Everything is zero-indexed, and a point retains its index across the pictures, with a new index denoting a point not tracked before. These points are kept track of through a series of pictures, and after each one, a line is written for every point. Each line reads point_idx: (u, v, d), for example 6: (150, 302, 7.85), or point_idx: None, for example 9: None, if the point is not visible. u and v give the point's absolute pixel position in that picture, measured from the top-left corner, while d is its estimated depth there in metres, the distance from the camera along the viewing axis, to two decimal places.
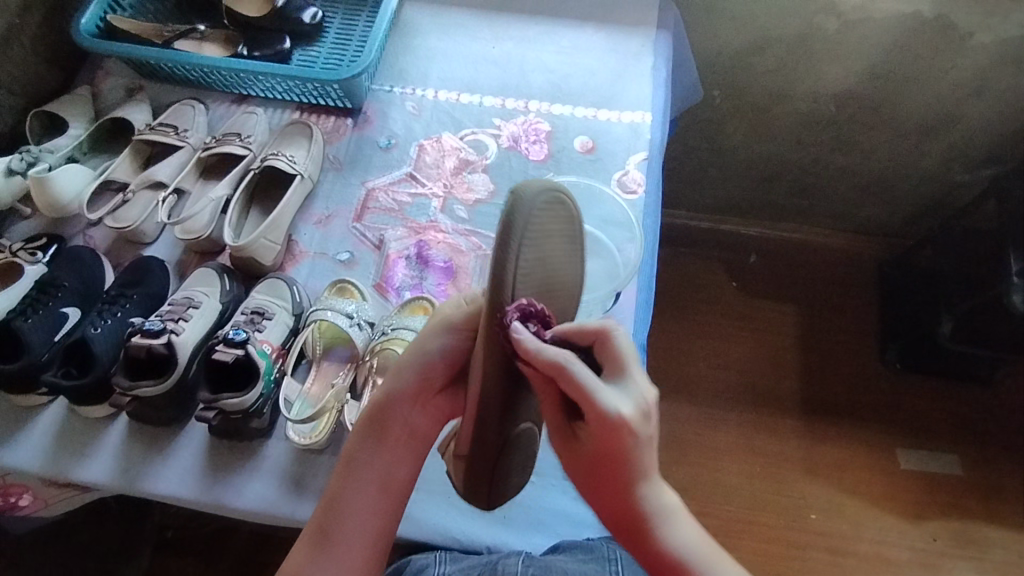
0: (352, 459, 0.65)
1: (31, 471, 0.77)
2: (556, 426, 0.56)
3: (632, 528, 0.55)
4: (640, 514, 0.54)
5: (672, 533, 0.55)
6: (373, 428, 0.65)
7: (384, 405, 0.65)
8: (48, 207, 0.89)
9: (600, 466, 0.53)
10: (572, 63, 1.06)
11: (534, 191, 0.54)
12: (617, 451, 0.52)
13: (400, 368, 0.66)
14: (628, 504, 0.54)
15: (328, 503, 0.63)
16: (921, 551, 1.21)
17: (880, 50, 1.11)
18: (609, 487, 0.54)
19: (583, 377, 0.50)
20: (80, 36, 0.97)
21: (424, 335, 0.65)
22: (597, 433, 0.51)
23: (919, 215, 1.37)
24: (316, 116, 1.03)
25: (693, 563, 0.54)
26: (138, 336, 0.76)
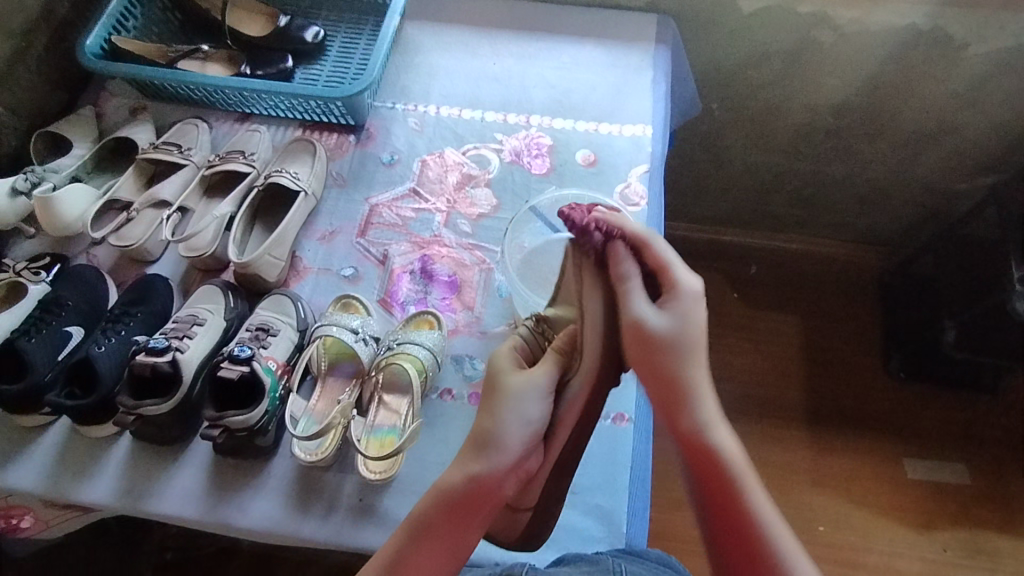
0: (428, 527, 0.59)
1: (32, 492, 0.76)
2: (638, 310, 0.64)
3: (680, 397, 0.62)
4: (686, 391, 0.62)
5: (698, 419, 0.62)
6: (466, 503, 0.59)
7: (485, 480, 0.59)
8: (52, 226, 0.89)
9: (657, 349, 0.62)
10: (572, 78, 1.07)
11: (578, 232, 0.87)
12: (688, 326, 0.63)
13: (500, 439, 0.59)
14: (675, 384, 0.62)
15: (389, 564, 0.59)
16: (932, 562, 1.19)
17: (874, 62, 1.12)
18: (665, 381, 0.62)
19: (666, 256, 0.67)
20: (84, 57, 0.98)
21: (517, 398, 0.61)
22: (671, 322, 0.63)
23: (918, 225, 1.38)
24: (318, 133, 1.04)
25: (730, 458, 0.60)
26: (144, 354, 0.75)
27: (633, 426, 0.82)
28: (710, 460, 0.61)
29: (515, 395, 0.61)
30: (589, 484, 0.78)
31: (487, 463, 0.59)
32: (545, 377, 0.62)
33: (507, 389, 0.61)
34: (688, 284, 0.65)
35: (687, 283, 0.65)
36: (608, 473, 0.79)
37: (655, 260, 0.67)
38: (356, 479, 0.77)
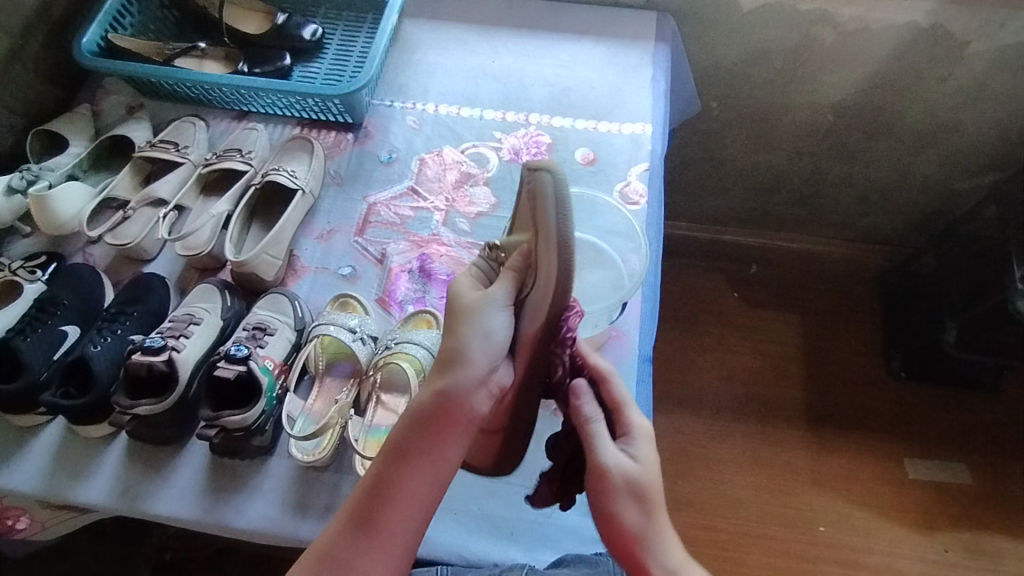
0: (409, 448, 0.60)
1: (28, 492, 0.76)
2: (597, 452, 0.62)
3: (637, 543, 0.59)
4: (648, 534, 0.59)
5: (660, 563, 0.59)
6: (439, 420, 0.59)
7: (456, 395, 0.58)
8: (47, 225, 0.88)
9: (620, 488, 0.60)
10: (572, 76, 1.06)
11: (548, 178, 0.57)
12: (643, 468, 0.61)
13: (465, 355, 0.58)
14: (637, 530, 0.59)
15: (372, 485, 0.60)
16: (933, 562, 1.19)
17: (875, 60, 1.12)
18: (628, 523, 0.59)
19: (621, 392, 0.65)
20: (81, 55, 0.97)
21: (478, 316, 0.59)
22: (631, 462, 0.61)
23: (919, 223, 1.37)
24: (316, 131, 1.03)
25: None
26: (139, 354, 0.75)
27: None
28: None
29: (475, 311, 0.59)
30: None
31: (455, 379, 0.58)
32: (502, 291, 0.60)
33: (468, 307, 0.60)
34: (641, 425, 0.64)
35: (641, 423, 0.64)
36: None
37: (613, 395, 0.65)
38: (354, 479, 0.76)
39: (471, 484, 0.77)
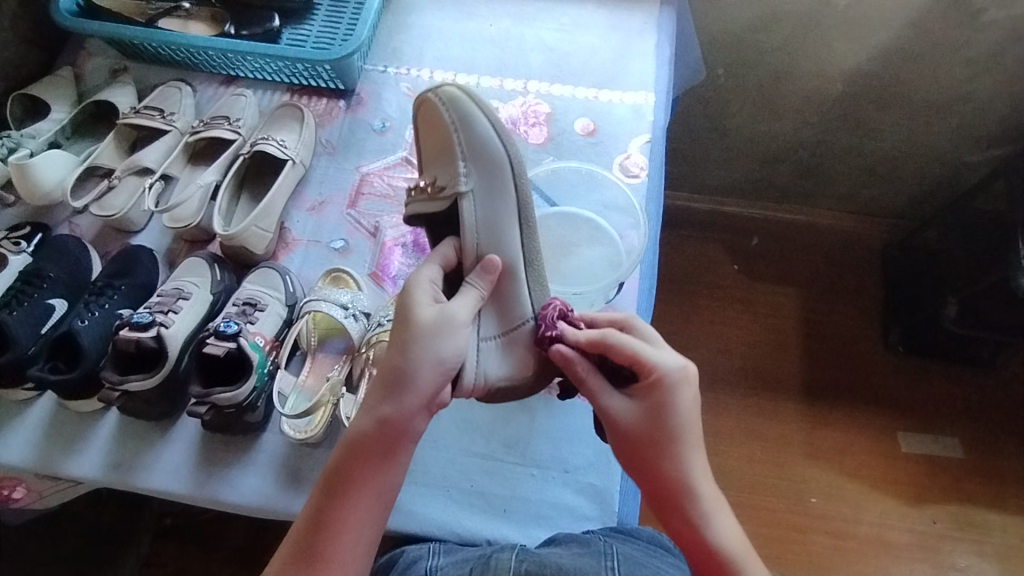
0: (343, 479, 0.58)
1: (20, 465, 0.76)
2: (612, 408, 0.62)
3: (669, 494, 0.60)
4: (684, 488, 0.60)
5: (705, 517, 0.60)
6: (378, 448, 0.58)
7: (396, 421, 0.57)
8: (30, 194, 0.86)
9: (647, 453, 0.60)
10: (573, 42, 1.02)
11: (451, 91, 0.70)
12: (667, 420, 0.60)
13: (411, 379, 0.57)
14: (671, 483, 0.60)
15: (329, 479, 0.58)
16: (922, 534, 1.20)
17: (891, 27, 1.07)
18: (664, 477, 0.60)
19: (631, 345, 0.61)
20: (60, 15, 0.94)
21: (419, 328, 0.58)
22: (648, 418, 0.60)
23: (925, 197, 1.34)
24: (307, 99, 0.99)
25: (733, 555, 0.58)
26: (127, 330, 0.73)
27: None
28: (712, 561, 0.59)
29: (435, 336, 0.58)
30: (583, 462, 0.78)
31: (396, 401, 0.57)
32: (430, 303, 0.60)
33: (423, 329, 0.58)
34: (668, 368, 0.60)
35: (660, 368, 0.60)
36: (601, 451, 0.78)
37: (624, 354, 0.61)
38: None
39: (463, 462, 0.77)
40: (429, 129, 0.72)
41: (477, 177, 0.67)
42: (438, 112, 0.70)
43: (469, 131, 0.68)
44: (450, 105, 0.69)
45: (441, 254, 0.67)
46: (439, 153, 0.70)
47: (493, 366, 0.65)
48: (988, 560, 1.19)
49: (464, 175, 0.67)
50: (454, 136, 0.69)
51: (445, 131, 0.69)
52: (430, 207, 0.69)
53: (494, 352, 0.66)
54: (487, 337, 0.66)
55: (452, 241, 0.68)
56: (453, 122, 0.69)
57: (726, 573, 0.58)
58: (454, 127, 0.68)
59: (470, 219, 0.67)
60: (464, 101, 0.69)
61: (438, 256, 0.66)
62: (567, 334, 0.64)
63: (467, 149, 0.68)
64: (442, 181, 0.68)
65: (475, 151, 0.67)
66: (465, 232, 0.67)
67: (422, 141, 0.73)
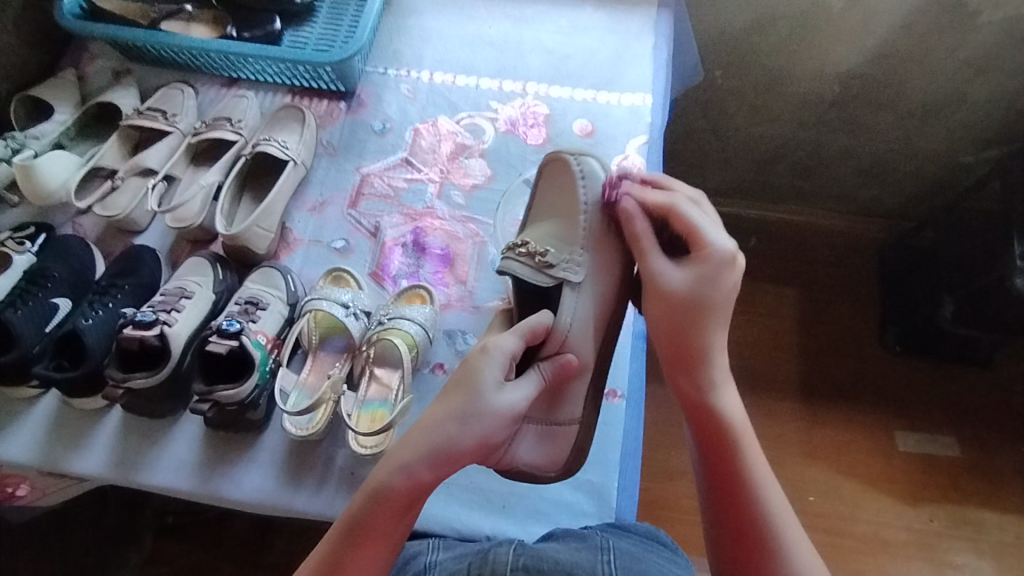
0: (365, 530, 0.56)
1: (25, 462, 0.76)
2: (660, 261, 0.67)
3: (687, 352, 0.64)
4: (702, 353, 0.63)
5: (717, 386, 0.64)
6: (403, 508, 0.56)
7: (429, 485, 0.56)
8: (35, 195, 0.87)
9: (679, 312, 0.64)
10: (570, 43, 1.03)
11: (592, 165, 0.75)
12: (708, 288, 0.63)
13: (455, 450, 0.55)
14: (694, 341, 0.63)
15: (349, 525, 0.57)
16: (918, 531, 1.21)
17: (886, 28, 1.08)
18: (688, 332, 0.63)
19: (691, 218, 0.66)
20: (64, 18, 0.95)
21: (485, 406, 0.56)
22: (687, 286, 0.64)
23: (921, 197, 1.35)
24: (308, 100, 1.00)
25: (732, 423, 0.63)
26: (131, 328, 0.74)
27: (625, 402, 0.82)
28: (711, 424, 0.63)
29: (493, 418, 0.56)
30: (581, 460, 0.79)
31: (436, 471, 0.56)
32: (504, 393, 0.58)
33: (485, 408, 0.56)
34: (719, 247, 0.64)
35: (719, 243, 0.64)
36: (599, 448, 0.79)
37: (683, 225, 0.67)
38: (348, 452, 0.77)
39: None
40: (556, 192, 0.76)
41: (588, 269, 0.71)
42: (570, 178, 0.75)
43: (600, 215, 0.73)
44: (586, 180, 0.74)
45: (529, 327, 0.64)
46: (556, 221, 0.74)
47: (527, 452, 0.64)
48: (984, 557, 1.20)
49: (577, 264, 0.70)
50: (581, 212, 0.73)
51: (572, 205, 0.74)
52: (535, 277, 0.69)
53: (532, 438, 0.65)
54: (529, 419, 0.66)
55: (545, 317, 0.66)
56: (589, 197, 0.73)
57: (721, 436, 0.62)
58: (584, 203, 0.73)
59: (568, 310, 0.69)
60: (602, 182, 0.74)
61: (525, 332, 0.63)
62: (634, 193, 0.71)
63: (591, 234, 0.72)
64: (554, 259, 0.70)
65: (594, 242, 0.72)
66: (563, 317, 0.68)
67: (540, 200, 0.77)
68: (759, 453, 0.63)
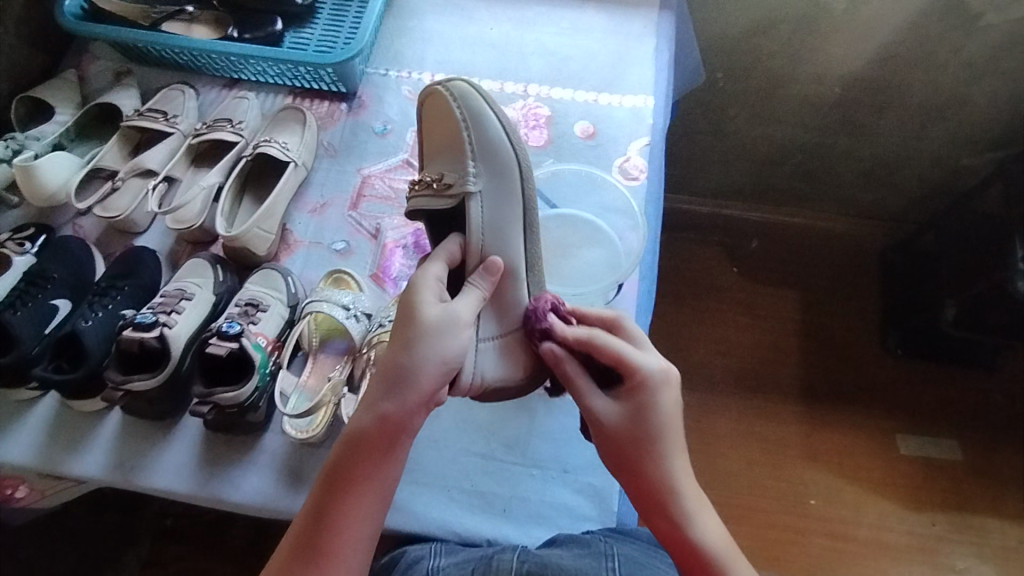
0: (342, 475, 0.57)
1: (23, 464, 0.76)
2: (596, 403, 0.62)
3: (653, 495, 0.59)
4: (668, 489, 0.58)
5: (696, 519, 0.58)
6: (378, 444, 0.57)
7: (396, 418, 0.57)
8: (34, 196, 0.87)
9: (630, 449, 0.60)
10: (572, 45, 1.03)
11: (455, 87, 0.73)
12: (649, 422, 0.60)
13: (411, 380, 0.57)
14: (658, 479, 0.58)
15: (329, 477, 0.58)
16: (920, 535, 1.21)
17: (888, 31, 1.08)
18: (648, 477, 0.59)
19: (618, 346, 0.62)
20: (64, 19, 0.95)
21: (423, 327, 0.58)
22: (628, 417, 0.60)
23: (923, 200, 1.35)
24: (309, 102, 1.00)
25: (716, 554, 0.56)
26: (130, 330, 0.74)
27: None
28: (694, 559, 0.57)
29: (440, 333, 0.58)
30: (582, 463, 0.78)
31: (397, 399, 0.57)
32: (435, 311, 0.59)
33: (427, 326, 0.58)
34: (650, 367, 0.61)
35: (644, 368, 0.61)
36: (600, 452, 0.79)
37: (611, 352, 0.62)
38: None
39: (463, 461, 0.78)
40: (438, 122, 0.73)
41: (485, 176, 0.70)
42: (445, 105, 0.73)
43: (480, 130, 0.71)
44: (455, 101, 0.72)
45: (446, 250, 0.68)
46: (444, 147, 0.72)
47: (489, 367, 0.69)
48: (986, 562, 1.19)
49: (473, 175, 0.70)
50: (468, 131, 0.71)
51: (453, 125, 0.72)
52: (436, 203, 0.70)
53: (491, 352, 0.69)
54: (483, 335, 0.69)
55: (457, 238, 0.70)
56: (464, 115, 0.71)
57: (710, 574, 0.56)
58: (463, 121, 0.71)
59: (477, 220, 0.69)
60: (475, 99, 0.72)
61: (444, 255, 0.67)
62: (558, 328, 0.66)
63: (477, 147, 0.71)
64: (451, 178, 0.70)
65: (485, 150, 0.70)
66: (472, 231, 0.69)
67: (426, 134, 0.75)
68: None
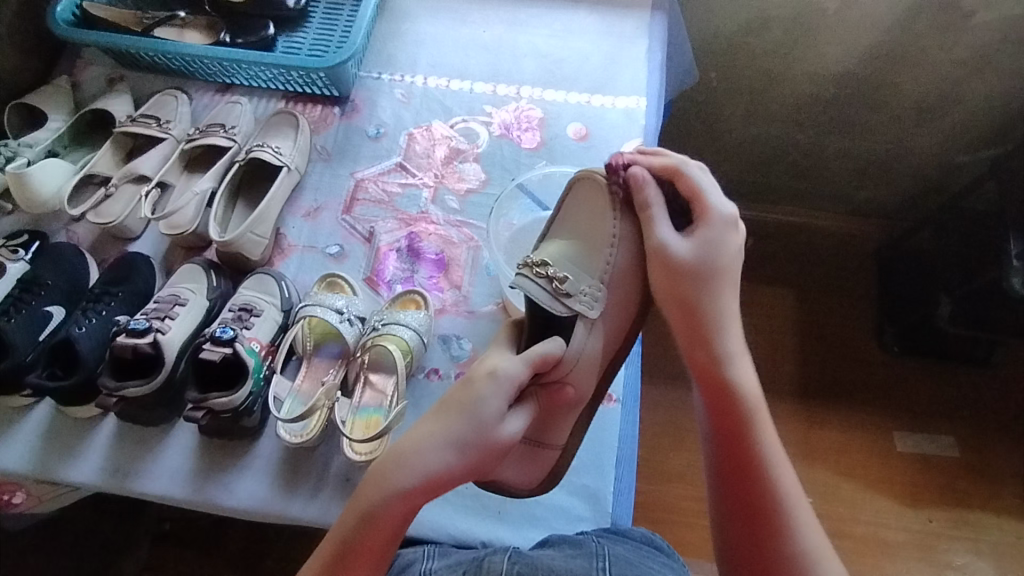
0: (357, 549, 0.57)
1: (19, 471, 0.76)
2: (664, 224, 0.69)
3: (697, 313, 0.66)
4: (709, 311, 0.66)
5: (727, 344, 0.65)
6: (393, 530, 0.57)
7: (418, 509, 0.57)
8: (28, 203, 0.87)
9: (687, 268, 0.66)
10: (564, 47, 1.03)
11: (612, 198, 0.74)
12: (710, 249, 0.67)
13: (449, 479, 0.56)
14: (703, 298, 0.66)
15: (339, 549, 0.57)
16: (918, 533, 1.21)
17: (879, 29, 1.09)
18: (694, 292, 0.66)
19: (698, 183, 0.69)
20: (56, 25, 0.95)
21: (485, 437, 0.57)
22: (698, 252, 0.66)
23: (917, 198, 1.35)
24: (302, 106, 1.00)
25: (743, 387, 0.64)
26: (124, 336, 0.74)
27: (620, 407, 0.82)
28: (722, 385, 0.64)
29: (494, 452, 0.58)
30: (577, 464, 0.78)
31: (430, 496, 0.57)
32: (501, 430, 0.58)
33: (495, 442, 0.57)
34: (723, 211, 0.68)
35: (718, 207, 0.68)
36: (594, 454, 0.79)
37: (690, 187, 0.69)
38: (344, 458, 0.77)
39: None
40: (588, 215, 0.74)
41: (602, 304, 0.70)
42: (602, 212, 0.73)
43: (621, 256, 0.71)
44: (607, 216, 0.72)
45: (535, 355, 0.63)
46: (577, 252, 0.72)
47: (511, 474, 0.67)
48: (984, 558, 1.19)
49: (593, 300, 0.69)
50: (609, 250, 0.71)
51: (602, 237, 0.72)
52: (546, 300, 0.68)
53: (518, 461, 0.68)
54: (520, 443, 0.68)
55: (557, 346, 0.66)
56: (614, 236, 0.72)
57: (731, 394, 0.63)
58: (613, 239, 0.72)
59: (576, 344, 0.68)
60: (633, 222, 0.72)
61: (534, 361, 0.63)
62: (641, 159, 0.72)
63: (613, 271, 0.71)
64: (571, 285, 0.69)
65: (616, 281, 0.71)
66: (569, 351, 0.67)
67: (567, 227, 0.74)
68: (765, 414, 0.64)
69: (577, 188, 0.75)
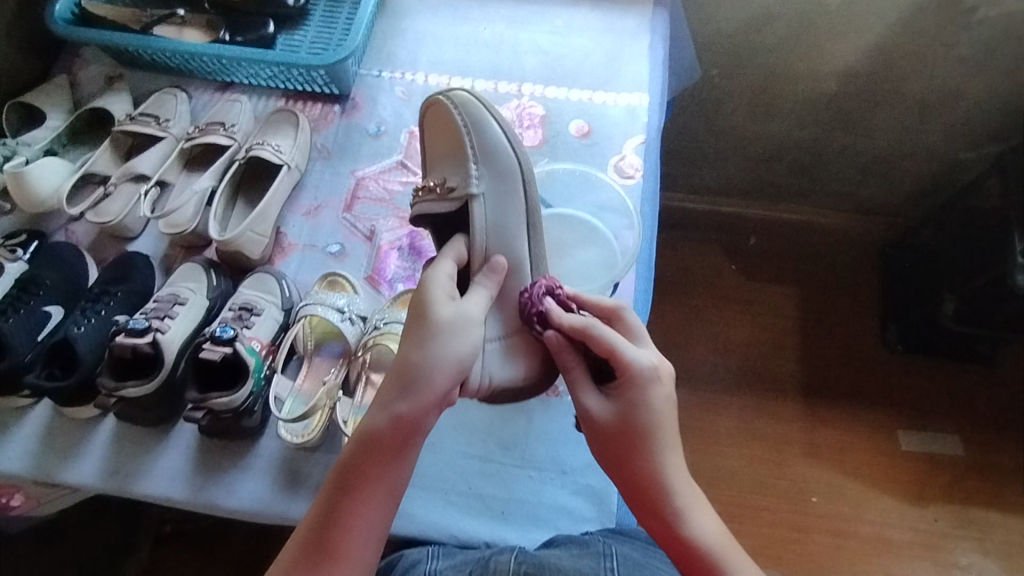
0: (355, 472, 0.57)
1: (18, 473, 0.76)
2: (590, 394, 0.62)
3: (648, 493, 0.59)
4: (661, 485, 0.59)
5: (695, 518, 0.59)
6: (391, 444, 0.57)
7: (410, 418, 0.57)
8: (27, 202, 0.86)
9: (624, 445, 0.60)
10: (566, 44, 1.02)
11: (463, 97, 0.75)
12: (642, 416, 0.60)
13: (425, 379, 0.57)
14: (655, 478, 0.59)
15: (341, 476, 0.58)
16: (923, 532, 1.20)
17: (883, 26, 1.08)
18: (641, 474, 0.59)
19: (611, 338, 0.62)
20: (54, 23, 0.94)
21: (439, 325, 0.58)
22: (623, 415, 0.60)
23: (922, 195, 1.34)
24: (302, 104, 1.00)
25: (713, 549, 0.58)
26: (123, 336, 0.74)
27: None
28: (692, 557, 0.58)
29: (453, 332, 0.58)
30: (580, 463, 0.78)
31: (411, 399, 0.57)
32: (446, 313, 0.59)
33: (438, 323, 0.58)
34: (641, 363, 0.61)
35: (638, 365, 0.60)
36: None
37: (603, 346, 0.62)
38: None
39: (461, 464, 0.77)
40: (440, 131, 0.76)
41: (488, 179, 0.71)
42: (449, 113, 0.75)
43: (480, 137, 0.72)
44: (461, 109, 0.74)
45: (452, 252, 0.68)
46: (449, 153, 0.74)
47: (497, 369, 0.67)
48: (990, 557, 1.19)
49: (475, 177, 0.71)
50: (473, 135, 0.73)
51: (456, 132, 0.74)
52: (437, 207, 0.72)
53: (497, 353, 0.67)
54: (490, 338, 0.68)
55: (459, 241, 0.69)
56: (469, 122, 0.73)
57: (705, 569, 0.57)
58: (465, 128, 0.73)
59: (481, 220, 0.70)
60: (476, 106, 0.74)
61: (450, 255, 0.67)
62: (556, 314, 0.65)
63: (479, 151, 0.72)
64: (453, 181, 0.71)
65: (487, 153, 0.72)
66: (475, 233, 0.69)
67: (431, 148, 0.77)
68: (747, 563, 0.58)
69: (429, 115, 0.78)
